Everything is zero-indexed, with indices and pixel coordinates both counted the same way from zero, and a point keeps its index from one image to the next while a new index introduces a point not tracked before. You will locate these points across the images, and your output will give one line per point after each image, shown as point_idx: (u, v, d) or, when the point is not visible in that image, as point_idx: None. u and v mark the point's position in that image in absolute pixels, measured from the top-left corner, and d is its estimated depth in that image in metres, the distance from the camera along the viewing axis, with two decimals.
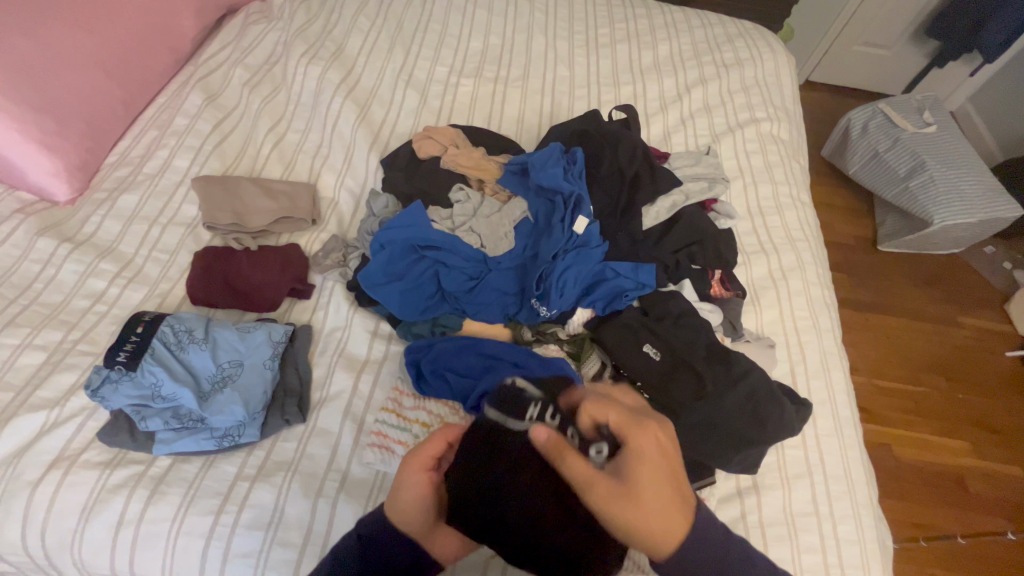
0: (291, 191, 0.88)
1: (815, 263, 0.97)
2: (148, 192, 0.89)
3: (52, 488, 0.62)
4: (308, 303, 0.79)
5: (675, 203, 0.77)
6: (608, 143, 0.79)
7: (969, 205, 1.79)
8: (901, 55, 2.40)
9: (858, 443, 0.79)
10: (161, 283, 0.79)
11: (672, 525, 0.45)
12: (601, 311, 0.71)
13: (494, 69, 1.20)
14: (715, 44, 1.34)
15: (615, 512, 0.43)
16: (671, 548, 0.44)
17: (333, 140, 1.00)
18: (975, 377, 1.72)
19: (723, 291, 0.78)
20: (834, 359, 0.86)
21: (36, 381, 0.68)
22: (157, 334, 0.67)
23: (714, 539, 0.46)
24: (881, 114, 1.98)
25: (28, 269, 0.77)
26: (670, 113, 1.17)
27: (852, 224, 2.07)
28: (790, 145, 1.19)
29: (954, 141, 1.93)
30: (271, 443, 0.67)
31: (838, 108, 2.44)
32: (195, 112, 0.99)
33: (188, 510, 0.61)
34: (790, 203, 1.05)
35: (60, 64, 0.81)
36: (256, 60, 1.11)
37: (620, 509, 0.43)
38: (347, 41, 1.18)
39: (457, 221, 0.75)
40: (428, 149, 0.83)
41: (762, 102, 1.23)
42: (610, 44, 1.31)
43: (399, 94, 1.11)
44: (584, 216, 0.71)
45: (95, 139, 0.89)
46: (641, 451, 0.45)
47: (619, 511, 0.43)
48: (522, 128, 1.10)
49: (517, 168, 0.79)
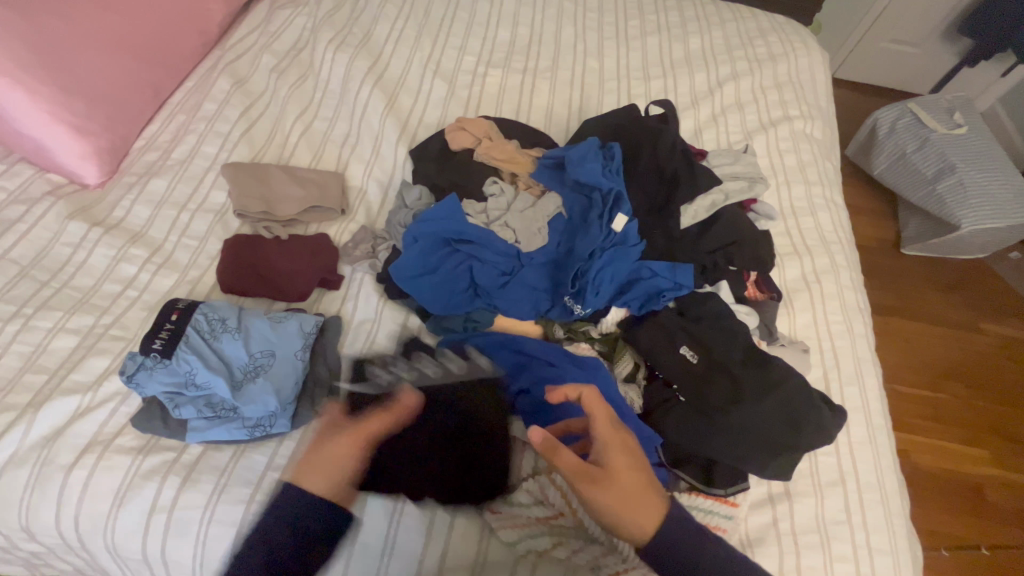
0: (320, 180, 0.87)
1: (848, 266, 0.95)
2: (177, 178, 0.88)
3: (86, 472, 0.62)
4: (337, 293, 0.79)
5: (714, 203, 0.76)
6: (647, 138, 0.77)
7: (999, 209, 1.74)
8: (932, 53, 2.34)
9: (890, 452, 0.78)
10: (190, 269, 0.79)
11: (644, 510, 0.53)
12: (637, 310, 0.69)
13: (522, 60, 1.18)
14: (748, 38, 1.31)
15: (596, 496, 0.53)
16: (643, 530, 0.53)
17: (361, 129, 0.99)
18: (998, 385, 1.69)
19: (758, 293, 0.77)
20: (868, 366, 0.84)
21: (70, 366, 0.68)
22: (192, 321, 0.68)
23: (686, 529, 0.54)
24: (910, 114, 1.94)
25: (59, 252, 0.77)
26: (701, 108, 1.15)
27: (876, 225, 2.04)
28: (823, 144, 1.16)
29: (985, 143, 1.88)
30: (301, 434, 0.67)
31: (864, 107, 2.39)
32: (223, 97, 0.98)
33: (219, 498, 0.61)
34: (823, 204, 1.03)
35: (90, 45, 0.80)
36: (283, 45, 1.10)
37: (600, 491, 0.52)
38: (374, 28, 1.17)
39: (492, 215, 0.74)
40: (460, 141, 0.82)
41: (795, 99, 1.20)
42: (640, 36, 1.28)
43: (427, 83, 1.10)
44: (623, 213, 0.69)
45: (125, 123, 0.88)
46: (609, 441, 0.54)
47: (597, 497, 0.52)
48: (550, 120, 1.08)
49: (552, 162, 0.78)
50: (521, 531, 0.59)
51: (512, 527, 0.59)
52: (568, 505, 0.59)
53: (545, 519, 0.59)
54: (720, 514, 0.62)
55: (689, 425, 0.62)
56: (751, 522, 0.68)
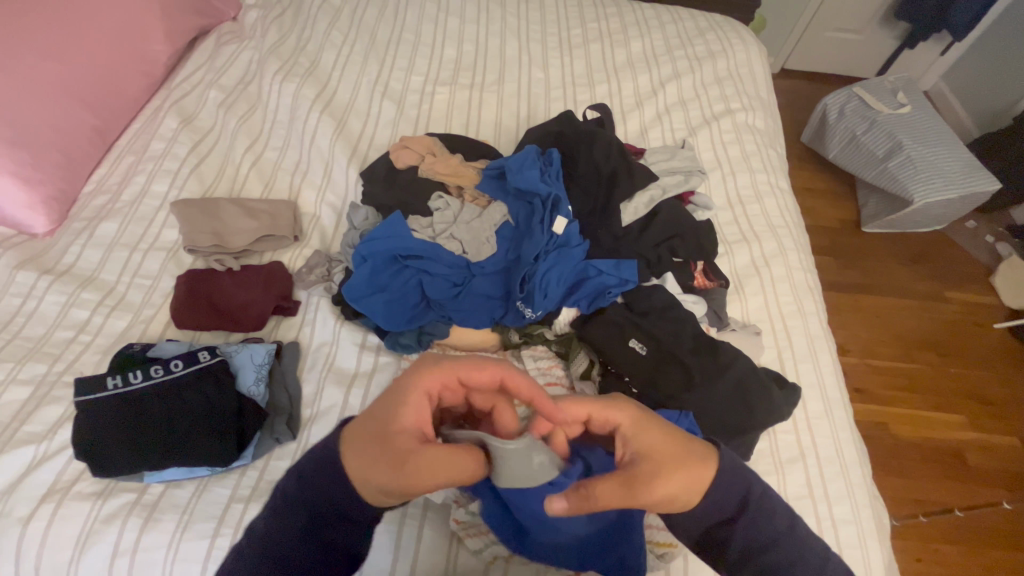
0: (271, 210, 0.88)
1: (796, 248, 0.98)
2: (128, 219, 0.88)
3: (44, 522, 0.61)
4: (294, 320, 0.80)
5: (653, 198, 0.79)
6: (584, 141, 0.81)
7: (948, 182, 1.81)
8: (873, 38, 2.43)
9: (848, 424, 0.80)
10: (144, 309, 0.79)
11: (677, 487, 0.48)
12: (585, 309, 0.71)
13: (469, 76, 1.21)
14: (687, 38, 1.36)
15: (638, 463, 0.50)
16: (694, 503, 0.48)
17: (311, 156, 1.01)
18: (969, 351, 1.74)
19: (707, 282, 0.78)
20: (820, 342, 0.87)
21: (23, 417, 0.67)
22: (123, 390, 0.64)
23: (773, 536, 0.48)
24: (856, 98, 2.00)
25: (9, 303, 0.76)
26: (646, 108, 1.18)
27: (837, 206, 2.09)
28: (766, 134, 1.20)
29: (930, 120, 1.96)
30: (264, 463, 0.67)
31: (814, 95, 2.47)
32: (172, 135, 0.99)
33: (183, 535, 0.61)
34: (769, 190, 1.07)
35: (31, 96, 0.80)
36: (230, 80, 1.11)
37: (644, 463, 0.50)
38: (321, 56, 1.19)
39: (438, 228, 0.76)
40: (405, 159, 0.83)
41: (736, 92, 1.24)
42: (583, 44, 1.32)
43: (375, 106, 1.12)
44: (563, 216, 0.72)
45: (72, 169, 0.88)
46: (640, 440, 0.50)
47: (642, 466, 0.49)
48: (500, 132, 1.11)
49: (496, 172, 0.80)
50: (484, 538, 0.61)
51: (477, 534, 0.61)
52: None
53: None
54: None
55: None
56: None
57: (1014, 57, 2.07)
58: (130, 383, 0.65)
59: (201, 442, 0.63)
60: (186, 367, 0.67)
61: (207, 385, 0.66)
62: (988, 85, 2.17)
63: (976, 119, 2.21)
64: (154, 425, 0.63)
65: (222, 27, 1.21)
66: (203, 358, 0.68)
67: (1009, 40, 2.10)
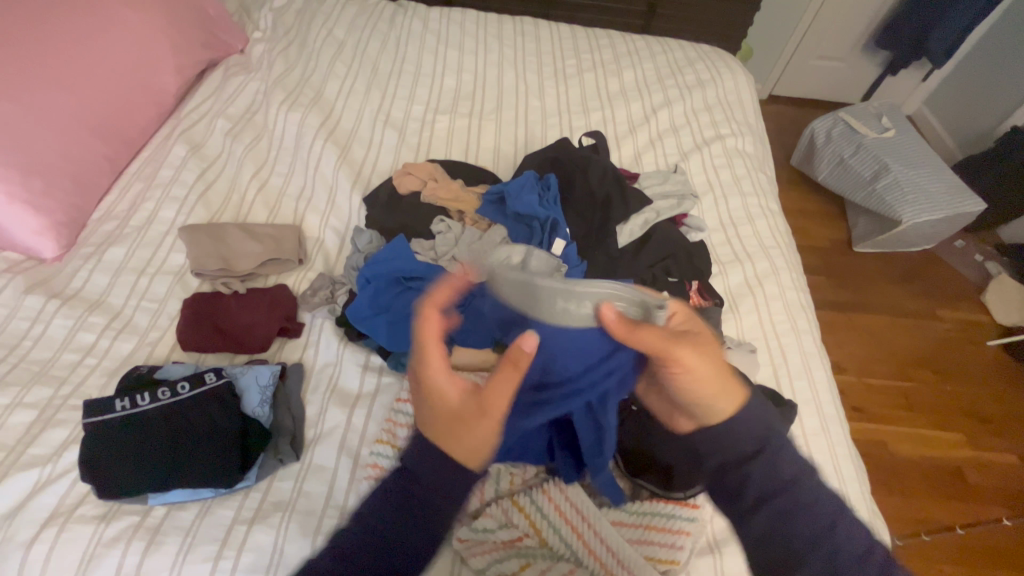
0: (277, 234, 0.90)
1: (788, 267, 1.01)
2: (135, 244, 0.90)
3: (45, 547, 0.61)
4: (298, 341, 0.81)
5: (647, 221, 0.83)
6: (579, 168, 0.85)
7: (936, 202, 1.86)
8: (857, 65, 2.52)
9: (846, 440, 0.81)
10: (150, 332, 0.81)
11: (725, 387, 0.56)
12: None
13: (469, 104, 1.26)
14: (677, 68, 1.41)
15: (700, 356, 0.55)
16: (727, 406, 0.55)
17: (316, 182, 1.04)
18: (961, 368, 1.75)
19: (703, 301, 0.79)
20: (816, 360, 0.88)
21: (28, 440, 0.68)
22: (131, 412, 0.65)
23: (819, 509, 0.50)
24: (842, 122, 2.06)
25: (16, 327, 0.78)
26: (639, 135, 1.23)
27: (829, 227, 2.13)
28: (755, 157, 1.24)
29: (914, 142, 2.02)
30: (268, 484, 0.67)
31: (802, 120, 2.54)
32: (180, 163, 1.01)
33: (185, 558, 0.61)
34: (760, 212, 1.10)
35: (48, 126, 0.83)
36: (236, 110, 1.15)
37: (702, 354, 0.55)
38: (325, 86, 1.23)
39: (440, 251, 0.78)
40: (408, 185, 0.87)
41: (725, 119, 1.29)
42: (577, 73, 1.38)
43: (378, 133, 1.16)
44: (561, 238, 0.76)
45: (82, 196, 0.90)
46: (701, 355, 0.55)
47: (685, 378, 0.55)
48: (498, 158, 1.15)
49: (495, 197, 0.83)
50: (489, 556, 0.61)
51: (481, 553, 0.62)
52: (530, 526, 0.63)
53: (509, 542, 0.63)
54: (681, 518, 0.65)
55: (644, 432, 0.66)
56: (717, 524, 0.69)
57: (993, 84, 2.16)
58: (138, 405, 0.66)
59: (207, 464, 0.63)
60: (192, 389, 0.68)
61: (212, 408, 0.67)
62: (970, 109, 2.25)
63: (961, 142, 2.29)
64: (165, 441, 0.64)
65: (230, 60, 1.26)
66: (209, 379, 0.69)
67: (988, 67, 2.19)
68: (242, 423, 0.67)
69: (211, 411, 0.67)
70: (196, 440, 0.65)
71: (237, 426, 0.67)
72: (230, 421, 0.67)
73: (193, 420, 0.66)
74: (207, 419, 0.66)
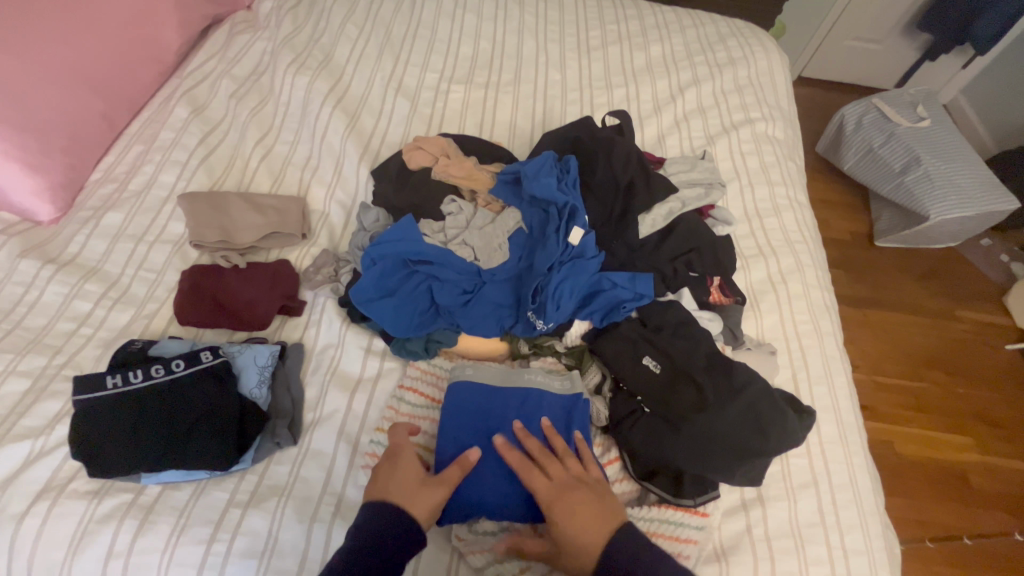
0: (279, 206, 0.86)
1: (814, 264, 0.96)
2: (134, 210, 0.87)
3: (38, 520, 0.60)
4: (300, 320, 0.78)
5: (672, 210, 0.78)
6: (603, 150, 0.80)
7: (967, 199, 1.77)
8: (894, 48, 2.38)
9: (862, 449, 0.78)
10: (147, 303, 0.78)
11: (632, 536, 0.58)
12: (599, 323, 0.71)
13: (485, 75, 1.19)
14: (708, 44, 1.33)
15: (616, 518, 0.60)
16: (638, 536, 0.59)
17: (322, 152, 0.99)
18: (975, 371, 1.70)
19: (723, 297, 0.78)
20: (837, 364, 0.84)
21: (21, 410, 0.66)
22: (123, 390, 0.63)
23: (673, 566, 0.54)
24: (875, 109, 1.96)
25: (10, 292, 0.75)
26: (664, 115, 1.16)
27: (851, 220, 2.05)
28: (785, 145, 1.17)
29: (950, 134, 1.92)
30: (264, 467, 0.65)
31: (832, 105, 2.43)
32: (181, 125, 0.97)
33: (179, 539, 0.59)
34: (787, 204, 1.04)
35: (43, 82, 0.79)
36: (242, 70, 1.09)
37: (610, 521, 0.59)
38: (335, 49, 1.17)
39: (450, 233, 0.75)
40: (418, 160, 0.82)
41: (756, 102, 1.21)
42: (602, 46, 1.30)
43: (389, 102, 1.10)
44: (579, 226, 0.71)
45: (79, 156, 0.86)
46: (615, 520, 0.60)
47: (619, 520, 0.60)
48: (514, 133, 1.09)
49: (510, 177, 0.79)
50: (488, 556, 0.59)
51: (480, 552, 0.59)
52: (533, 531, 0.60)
53: (511, 545, 0.60)
54: (691, 527, 0.62)
55: (656, 436, 0.63)
56: (724, 530, 0.67)
57: None
58: (131, 382, 0.63)
59: (199, 447, 0.61)
60: (188, 367, 0.65)
61: (207, 387, 0.64)
62: (1010, 103, 2.13)
63: (996, 136, 2.17)
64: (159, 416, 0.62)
65: (236, 16, 1.19)
66: (206, 358, 0.66)
67: None
68: (237, 406, 0.65)
69: (205, 392, 0.64)
70: (190, 421, 0.63)
71: (233, 409, 0.64)
72: (224, 404, 0.64)
73: (187, 401, 0.63)
74: (200, 400, 0.64)
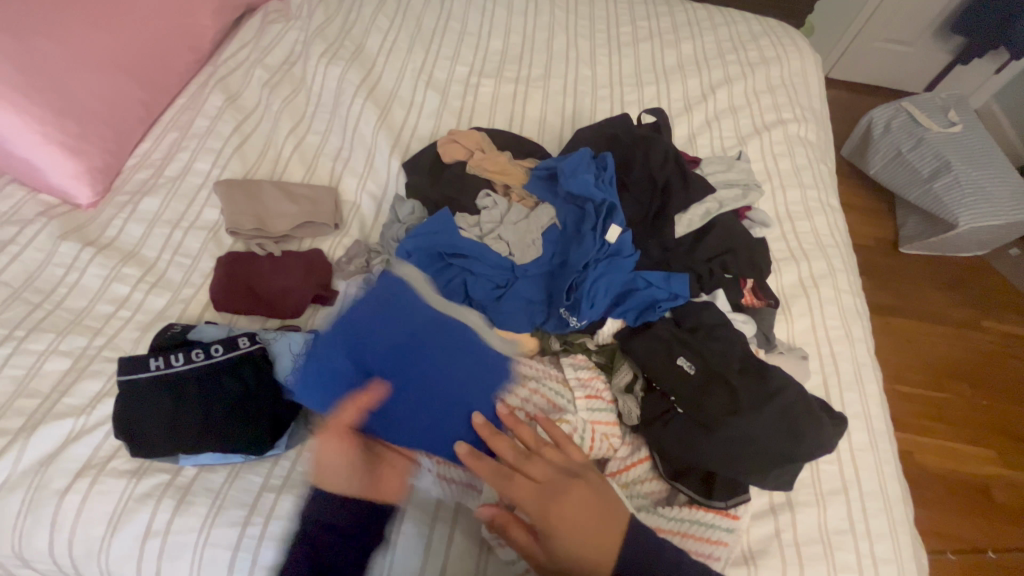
0: (313, 195, 0.87)
1: (846, 269, 0.95)
2: (170, 195, 0.88)
3: (79, 497, 0.61)
4: (331, 309, 0.79)
5: (709, 211, 0.78)
6: (640, 148, 0.80)
7: (998, 207, 1.73)
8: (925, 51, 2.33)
9: (893, 458, 0.77)
10: (183, 288, 0.79)
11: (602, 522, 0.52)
12: (632, 321, 0.71)
13: (515, 69, 1.19)
14: (740, 42, 1.31)
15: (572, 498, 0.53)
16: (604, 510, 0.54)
17: (354, 143, 1.00)
18: (999, 383, 1.67)
19: (756, 300, 0.77)
20: (868, 371, 0.83)
21: (62, 389, 0.67)
22: (164, 372, 0.64)
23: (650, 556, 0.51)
24: (905, 113, 1.92)
25: (51, 274, 0.77)
26: (695, 114, 1.15)
27: (876, 225, 2.02)
28: (818, 147, 1.16)
29: (982, 140, 1.87)
30: (297, 453, 0.66)
31: (860, 107, 2.38)
32: (215, 113, 0.98)
33: (214, 521, 0.60)
34: (819, 207, 1.03)
35: (84, 67, 0.80)
36: (275, 60, 1.10)
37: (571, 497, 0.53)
38: (366, 41, 1.17)
39: (485, 228, 0.75)
40: (454, 154, 0.84)
41: (789, 102, 1.19)
42: (633, 42, 1.28)
43: (419, 95, 1.10)
44: (617, 224, 0.71)
45: (117, 141, 0.87)
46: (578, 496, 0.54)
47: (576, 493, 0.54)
48: (544, 129, 1.09)
49: (545, 172, 0.78)
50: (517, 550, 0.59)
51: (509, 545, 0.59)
52: None
53: None
54: (721, 528, 0.62)
55: (688, 437, 0.63)
56: (752, 534, 0.67)
57: None
58: (172, 365, 0.64)
59: (238, 429, 0.62)
60: (226, 352, 0.66)
61: (246, 372, 0.66)
62: None
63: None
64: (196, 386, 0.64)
65: (269, 6, 1.19)
66: (243, 344, 0.67)
67: None
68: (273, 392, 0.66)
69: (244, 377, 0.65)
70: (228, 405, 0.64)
71: (269, 395, 0.65)
72: (261, 389, 0.65)
73: (225, 386, 0.64)
74: (237, 384, 0.65)
